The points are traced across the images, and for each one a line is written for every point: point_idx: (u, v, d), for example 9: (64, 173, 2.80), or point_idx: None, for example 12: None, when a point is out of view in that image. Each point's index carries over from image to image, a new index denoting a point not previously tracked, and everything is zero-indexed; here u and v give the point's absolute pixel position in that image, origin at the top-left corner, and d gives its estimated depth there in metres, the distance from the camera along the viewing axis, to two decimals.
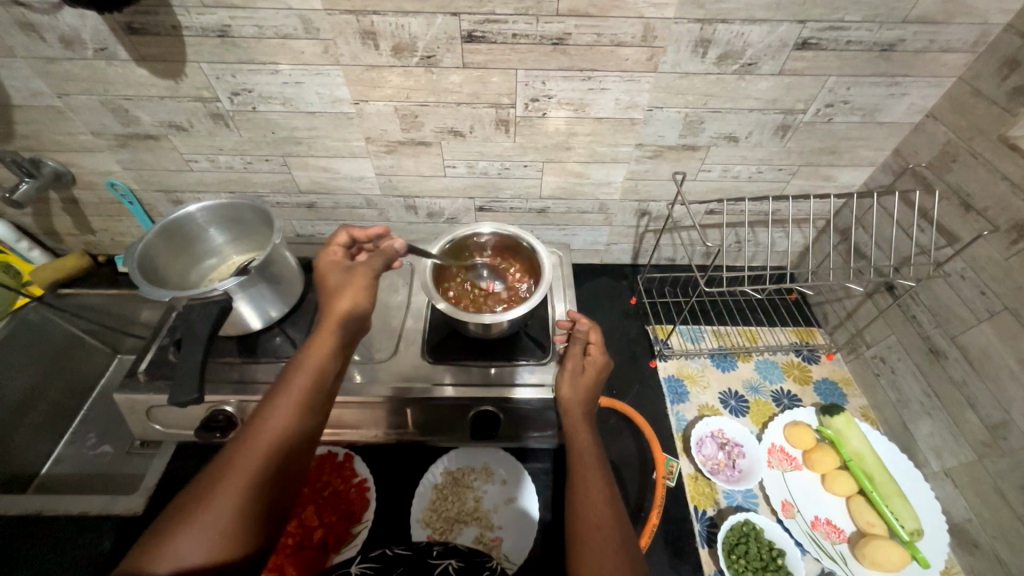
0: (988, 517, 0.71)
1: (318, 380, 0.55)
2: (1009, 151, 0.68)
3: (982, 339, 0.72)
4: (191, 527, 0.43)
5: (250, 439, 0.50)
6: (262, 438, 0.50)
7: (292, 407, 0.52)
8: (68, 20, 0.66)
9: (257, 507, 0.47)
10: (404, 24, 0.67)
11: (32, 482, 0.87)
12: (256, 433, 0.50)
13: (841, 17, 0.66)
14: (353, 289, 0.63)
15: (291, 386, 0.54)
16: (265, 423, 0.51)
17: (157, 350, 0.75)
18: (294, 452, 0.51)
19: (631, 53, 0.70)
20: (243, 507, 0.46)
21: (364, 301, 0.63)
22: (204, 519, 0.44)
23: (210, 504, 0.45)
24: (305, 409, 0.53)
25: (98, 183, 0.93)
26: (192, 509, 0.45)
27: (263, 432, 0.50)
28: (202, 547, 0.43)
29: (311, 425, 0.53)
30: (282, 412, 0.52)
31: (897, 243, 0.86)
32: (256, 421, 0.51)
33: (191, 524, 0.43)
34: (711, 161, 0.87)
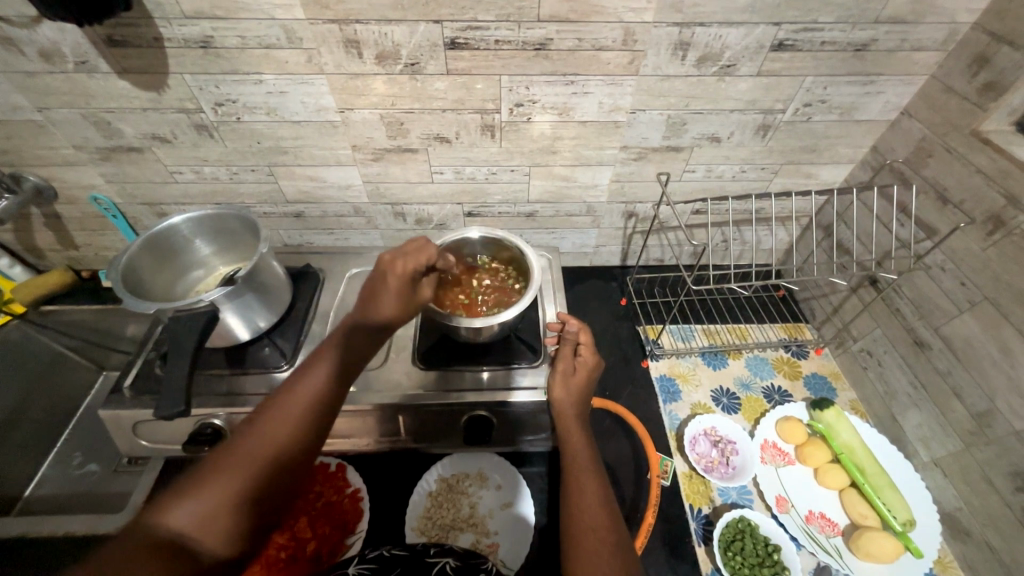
0: (978, 505, 0.72)
1: (348, 360, 0.52)
2: (981, 145, 0.69)
3: (964, 328, 0.73)
4: (210, 487, 0.40)
5: (276, 410, 0.47)
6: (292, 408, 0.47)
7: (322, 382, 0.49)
8: (47, 33, 0.66)
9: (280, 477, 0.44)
10: (386, 32, 0.67)
11: (16, 504, 0.85)
12: (284, 402, 0.47)
13: (815, 18, 0.68)
14: (406, 302, 0.58)
15: (322, 362, 0.51)
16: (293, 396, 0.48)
17: (142, 364, 0.73)
18: (321, 425, 0.48)
19: (612, 57, 0.71)
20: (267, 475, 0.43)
21: (413, 311, 0.59)
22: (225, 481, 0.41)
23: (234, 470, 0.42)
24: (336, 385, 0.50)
25: (80, 197, 0.92)
26: (213, 472, 0.42)
27: (292, 402, 0.47)
28: (222, 513, 0.40)
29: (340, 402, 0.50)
30: (310, 386, 0.49)
31: (878, 237, 0.88)
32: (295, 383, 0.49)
33: (212, 484, 0.41)
34: (695, 161, 0.89)
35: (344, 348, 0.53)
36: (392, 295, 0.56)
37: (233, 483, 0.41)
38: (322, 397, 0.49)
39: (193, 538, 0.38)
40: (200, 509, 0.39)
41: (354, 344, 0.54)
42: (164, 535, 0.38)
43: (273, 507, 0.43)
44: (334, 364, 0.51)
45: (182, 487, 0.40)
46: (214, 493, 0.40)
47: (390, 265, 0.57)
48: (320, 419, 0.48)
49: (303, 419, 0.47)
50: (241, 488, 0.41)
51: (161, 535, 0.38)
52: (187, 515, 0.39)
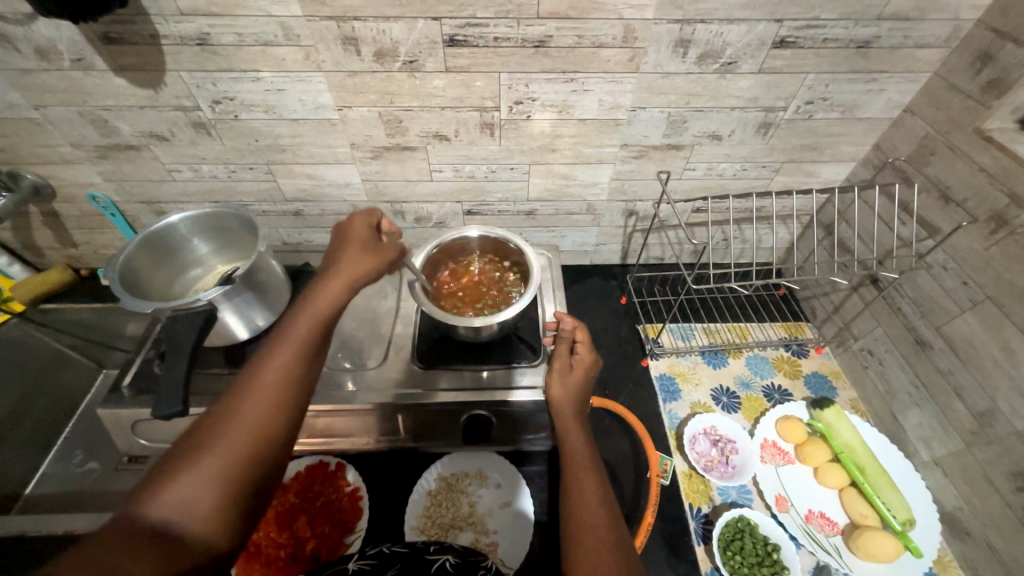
0: (978, 504, 0.72)
1: (319, 330, 0.51)
2: (984, 143, 0.69)
3: (966, 327, 0.73)
4: (192, 470, 0.39)
5: (250, 387, 0.45)
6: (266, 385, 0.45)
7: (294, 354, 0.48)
8: (43, 31, 0.65)
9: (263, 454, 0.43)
10: (385, 29, 0.66)
11: (16, 502, 0.85)
12: (256, 378, 0.46)
13: (817, 15, 0.67)
14: (366, 253, 0.60)
15: (292, 333, 0.50)
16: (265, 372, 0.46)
17: (141, 363, 0.73)
18: (298, 398, 0.47)
19: (612, 54, 0.70)
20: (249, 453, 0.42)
21: (377, 262, 0.60)
22: (207, 463, 0.40)
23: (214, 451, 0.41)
24: (310, 357, 0.49)
25: (78, 196, 0.92)
26: (192, 455, 0.40)
27: (265, 378, 0.46)
28: (207, 496, 0.38)
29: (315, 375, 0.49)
30: (283, 360, 0.47)
31: (880, 236, 0.87)
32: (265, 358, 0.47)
33: (192, 467, 0.39)
34: (696, 159, 0.88)
35: (316, 318, 0.52)
36: (350, 248, 0.60)
37: (216, 464, 0.40)
38: (297, 370, 0.47)
39: (181, 523, 0.37)
40: (184, 493, 0.38)
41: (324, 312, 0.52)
42: (149, 524, 0.36)
43: (258, 485, 0.42)
44: (305, 335, 0.50)
45: (162, 474, 0.39)
46: (195, 477, 0.39)
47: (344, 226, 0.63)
48: (297, 392, 0.47)
49: (280, 394, 0.45)
50: (225, 469, 0.40)
51: (146, 523, 0.36)
52: (172, 500, 0.37)
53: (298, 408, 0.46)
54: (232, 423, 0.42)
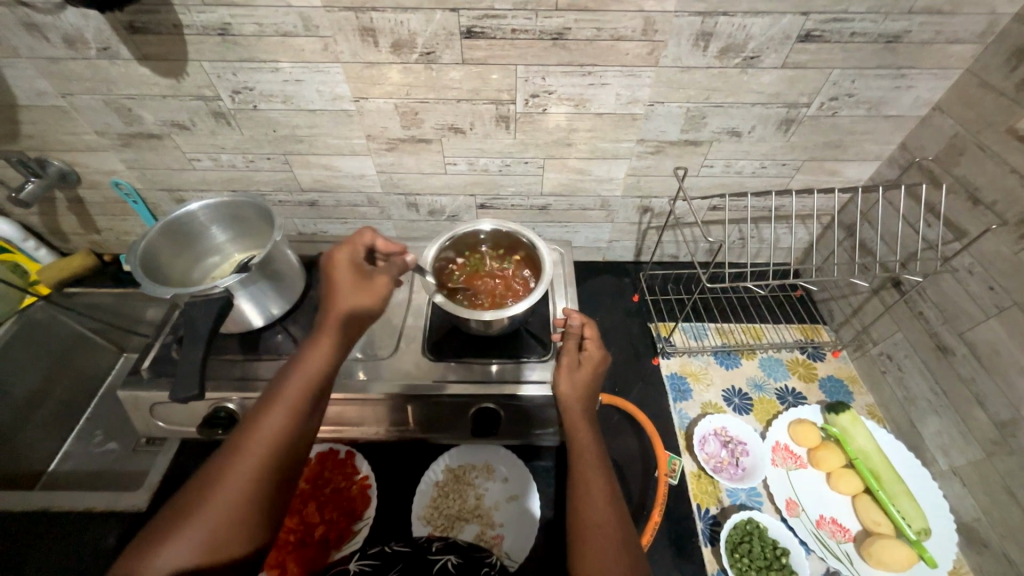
0: (997, 516, 0.70)
1: (311, 384, 0.55)
2: (1017, 143, 0.66)
3: (991, 334, 0.71)
4: (181, 534, 0.44)
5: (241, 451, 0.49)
6: (253, 449, 0.49)
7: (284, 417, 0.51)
8: (70, 19, 0.67)
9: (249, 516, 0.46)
10: (402, 20, 0.66)
11: (40, 479, 0.88)
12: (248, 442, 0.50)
13: (844, 9, 0.65)
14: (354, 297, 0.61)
15: (282, 396, 0.53)
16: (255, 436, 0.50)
17: (160, 348, 0.75)
18: (286, 459, 0.50)
19: (631, 47, 0.69)
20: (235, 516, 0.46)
21: (364, 303, 0.61)
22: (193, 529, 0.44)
23: (203, 516, 0.45)
24: (299, 418, 0.52)
25: (102, 182, 0.94)
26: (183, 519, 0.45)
27: (254, 442, 0.50)
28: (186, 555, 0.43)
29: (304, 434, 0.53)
30: (272, 424, 0.51)
31: (903, 238, 0.85)
32: (258, 416, 0.51)
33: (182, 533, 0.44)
34: (714, 156, 0.87)
35: (307, 378, 0.55)
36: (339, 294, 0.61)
37: (199, 523, 0.44)
38: (282, 427, 0.51)
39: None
40: (173, 557, 0.42)
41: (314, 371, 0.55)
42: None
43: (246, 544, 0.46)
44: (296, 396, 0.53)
45: (157, 538, 0.44)
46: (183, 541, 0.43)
47: (331, 262, 0.62)
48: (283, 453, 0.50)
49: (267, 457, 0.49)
50: (212, 532, 0.44)
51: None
52: (162, 564, 0.42)
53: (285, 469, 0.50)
54: (219, 489, 0.46)
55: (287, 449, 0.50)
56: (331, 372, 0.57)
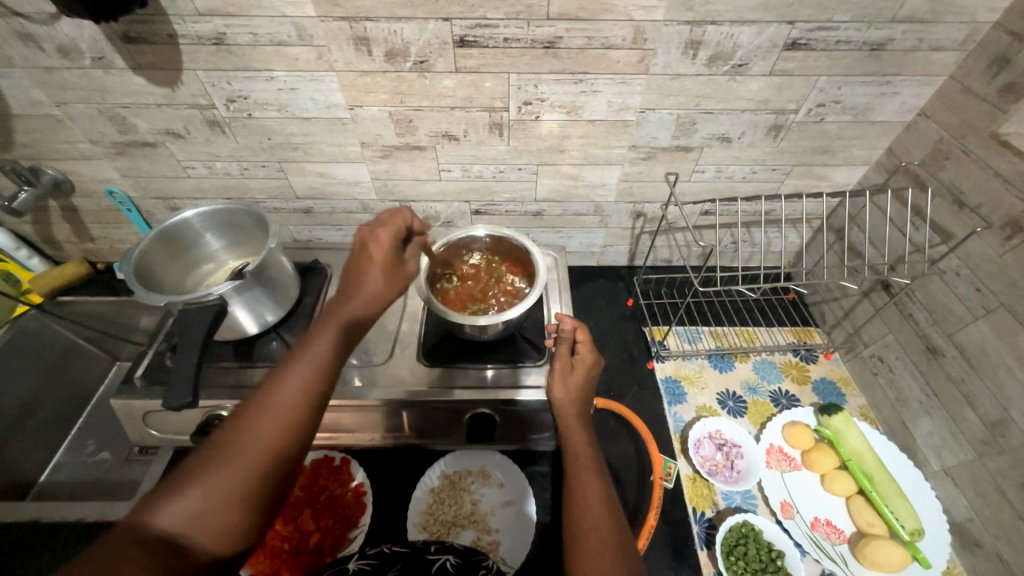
0: (989, 516, 0.71)
1: (340, 346, 0.52)
2: (1000, 148, 0.68)
3: (979, 335, 0.71)
4: (200, 489, 0.41)
5: (260, 406, 0.46)
6: (276, 407, 0.46)
7: (309, 378, 0.49)
8: (66, 30, 0.67)
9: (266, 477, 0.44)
10: (396, 30, 0.67)
11: (31, 489, 0.87)
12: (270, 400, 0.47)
13: (829, 17, 0.67)
14: (385, 266, 0.59)
15: (304, 355, 0.50)
16: (277, 393, 0.47)
17: (154, 356, 0.75)
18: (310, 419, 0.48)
19: (621, 55, 0.70)
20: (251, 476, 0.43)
21: (397, 278, 0.59)
22: (213, 483, 0.41)
23: (223, 469, 0.42)
24: (321, 380, 0.49)
25: (96, 191, 0.94)
26: (200, 470, 0.42)
27: (281, 396, 0.47)
28: (207, 512, 0.40)
29: (327, 398, 0.49)
30: (296, 380, 0.48)
31: (891, 241, 0.86)
32: (284, 372, 0.48)
33: (202, 485, 0.41)
34: (705, 162, 0.88)
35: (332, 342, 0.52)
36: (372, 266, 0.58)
37: (219, 480, 0.41)
38: (309, 388, 0.48)
39: (186, 536, 0.39)
40: (194, 508, 0.40)
41: (339, 336, 0.52)
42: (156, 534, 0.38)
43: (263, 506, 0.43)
44: (321, 358, 0.50)
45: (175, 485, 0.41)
46: (203, 494, 0.40)
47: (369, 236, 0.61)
48: (308, 415, 0.47)
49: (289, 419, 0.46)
50: (230, 486, 0.42)
51: (152, 534, 0.38)
52: (181, 514, 0.39)
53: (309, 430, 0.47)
54: (242, 442, 0.44)
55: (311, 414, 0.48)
56: (354, 336, 0.54)
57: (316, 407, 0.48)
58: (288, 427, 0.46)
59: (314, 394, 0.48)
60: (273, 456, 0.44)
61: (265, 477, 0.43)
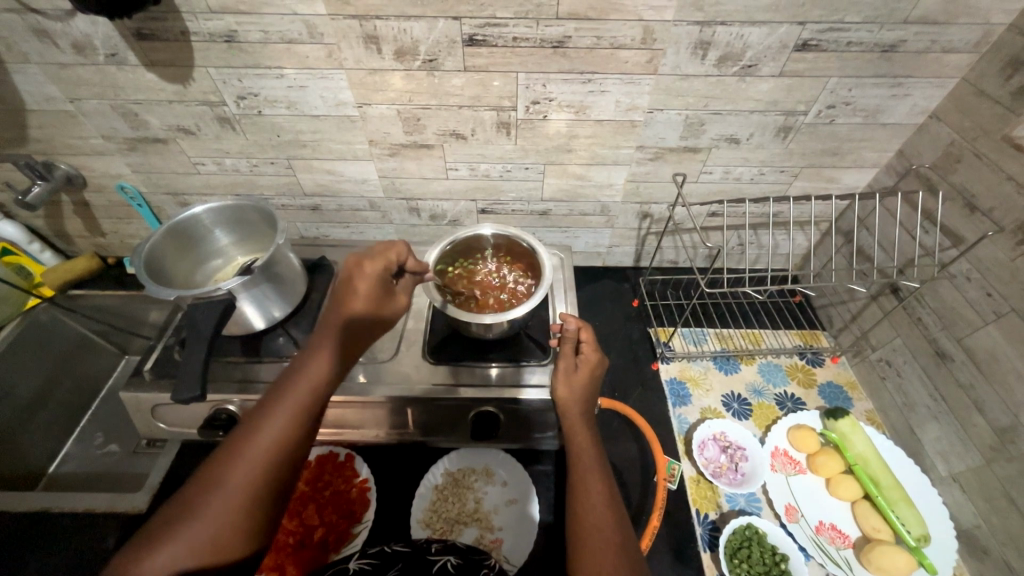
0: (997, 523, 0.70)
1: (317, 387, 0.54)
2: (1013, 151, 0.67)
3: (989, 340, 0.71)
4: (178, 539, 0.43)
5: (239, 452, 0.48)
6: (254, 453, 0.48)
7: (285, 417, 0.51)
8: (80, 26, 0.68)
9: (245, 523, 0.46)
10: (406, 29, 0.68)
11: (41, 480, 0.88)
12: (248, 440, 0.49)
13: (841, 18, 0.66)
14: (362, 305, 0.61)
15: (283, 399, 0.52)
16: (254, 438, 0.49)
17: (162, 350, 0.76)
18: (288, 462, 0.50)
19: (630, 55, 0.70)
20: (229, 523, 0.45)
21: (372, 316, 0.61)
22: (190, 532, 0.43)
23: (203, 517, 0.44)
24: (298, 422, 0.51)
25: (108, 186, 0.95)
26: (182, 519, 0.44)
27: (259, 440, 0.49)
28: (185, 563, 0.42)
29: (305, 438, 0.52)
30: (274, 424, 0.50)
31: (901, 244, 0.85)
32: (262, 416, 0.51)
33: (180, 531, 0.43)
34: (713, 162, 0.87)
35: (308, 377, 0.54)
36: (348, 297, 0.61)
37: (199, 530, 0.44)
38: (287, 431, 0.50)
39: None
40: (175, 554, 0.42)
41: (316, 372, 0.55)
42: None
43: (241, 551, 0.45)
44: (298, 400, 0.52)
45: (157, 534, 0.43)
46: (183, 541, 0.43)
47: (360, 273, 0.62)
48: (283, 456, 0.49)
49: (267, 461, 0.48)
50: (209, 535, 0.44)
51: None
52: (159, 562, 0.41)
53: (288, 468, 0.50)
54: (221, 487, 0.46)
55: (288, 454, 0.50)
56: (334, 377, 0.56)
57: (294, 446, 0.50)
58: (266, 471, 0.48)
59: (290, 433, 0.50)
60: (251, 502, 0.46)
61: (242, 524, 0.45)
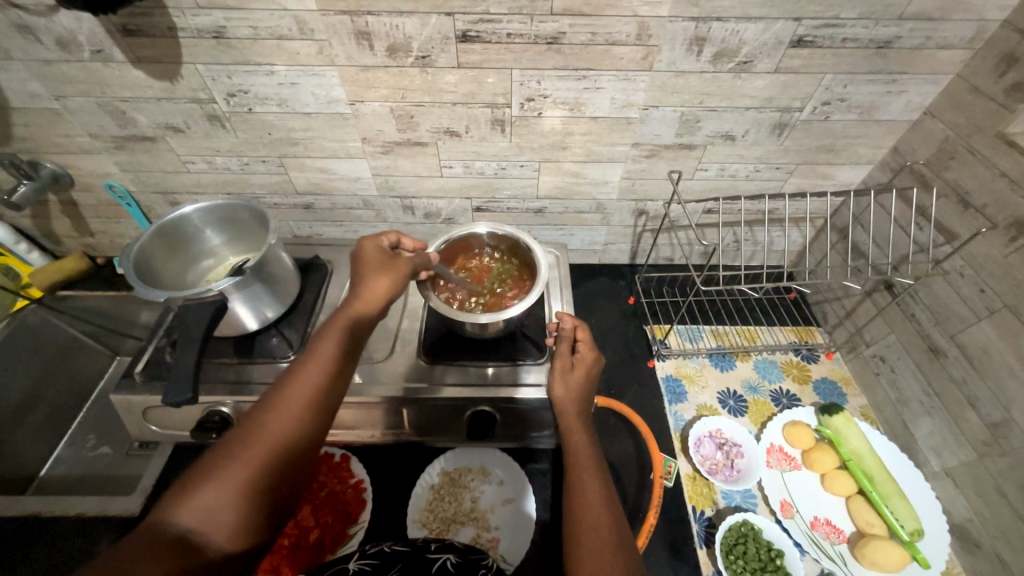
0: (989, 517, 0.71)
1: (345, 350, 0.55)
2: (1006, 148, 0.67)
3: (982, 336, 0.71)
4: (215, 487, 0.41)
5: (273, 407, 0.48)
6: (289, 408, 0.48)
7: (316, 376, 0.51)
8: (64, 22, 0.66)
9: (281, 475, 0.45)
10: (398, 25, 0.67)
11: (31, 483, 0.87)
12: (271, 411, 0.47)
13: (836, 14, 0.66)
14: (380, 275, 0.62)
15: (313, 359, 0.52)
16: (287, 395, 0.49)
17: (154, 351, 0.75)
18: (320, 420, 0.49)
19: (625, 52, 0.70)
20: (266, 474, 0.44)
21: (393, 287, 0.62)
22: (226, 480, 0.42)
23: (240, 466, 0.43)
24: (328, 381, 0.51)
25: (96, 185, 0.94)
26: (217, 468, 0.43)
27: (292, 397, 0.49)
28: (225, 511, 0.40)
29: (335, 399, 0.52)
30: (306, 381, 0.50)
31: (895, 241, 0.86)
32: (294, 375, 0.51)
33: (217, 480, 0.42)
34: (709, 160, 0.87)
35: (336, 340, 0.55)
36: (365, 270, 0.63)
37: (236, 480, 0.42)
38: (318, 389, 0.50)
39: (204, 531, 0.39)
40: (213, 501, 0.40)
41: (342, 336, 0.55)
42: (174, 530, 0.39)
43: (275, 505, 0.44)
44: (328, 361, 0.52)
45: (192, 482, 0.41)
46: (221, 488, 0.41)
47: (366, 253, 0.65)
48: (315, 414, 0.49)
49: (301, 416, 0.48)
50: (247, 484, 0.42)
51: (171, 530, 0.39)
52: (197, 508, 0.40)
53: (312, 444, 0.48)
54: (258, 440, 0.45)
55: (314, 423, 0.48)
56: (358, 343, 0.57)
57: (325, 405, 0.50)
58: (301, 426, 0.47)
59: (321, 391, 0.50)
60: (286, 455, 0.46)
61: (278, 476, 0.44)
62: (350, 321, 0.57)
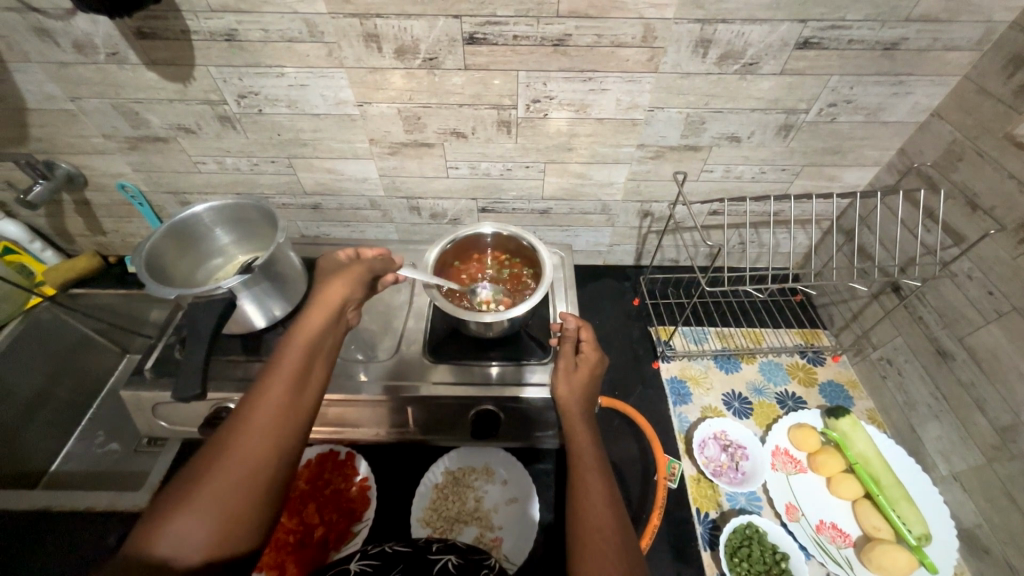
0: (998, 522, 0.70)
1: (313, 354, 0.54)
2: (1015, 149, 0.67)
3: (990, 339, 0.71)
4: (191, 507, 0.39)
5: (244, 419, 0.46)
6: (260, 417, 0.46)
7: (285, 382, 0.49)
8: (81, 25, 0.68)
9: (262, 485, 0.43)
10: (406, 27, 0.67)
11: (42, 478, 0.88)
12: (243, 421, 0.46)
13: (842, 16, 0.66)
14: (337, 278, 0.63)
15: (280, 367, 0.51)
16: (258, 404, 0.47)
17: (163, 348, 0.76)
18: (296, 425, 0.48)
19: (631, 54, 0.70)
20: (245, 487, 0.42)
21: (353, 288, 0.63)
22: (201, 500, 0.40)
23: (214, 482, 0.41)
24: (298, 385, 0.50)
25: (108, 185, 0.95)
26: (192, 487, 0.41)
27: (263, 405, 0.47)
28: (202, 531, 0.39)
29: (309, 402, 0.50)
30: (277, 387, 0.48)
31: (902, 243, 0.85)
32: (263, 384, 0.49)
33: (191, 500, 0.40)
34: (714, 161, 0.87)
35: (303, 346, 0.54)
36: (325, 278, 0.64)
37: (213, 497, 0.40)
38: (290, 394, 0.49)
39: (183, 553, 0.37)
40: (188, 522, 0.39)
41: (310, 340, 0.54)
42: (152, 556, 0.37)
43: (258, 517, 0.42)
44: (295, 366, 0.51)
45: (166, 506, 0.39)
46: (196, 509, 0.39)
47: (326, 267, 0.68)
48: (290, 419, 0.47)
49: (276, 423, 0.46)
50: (225, 500, 0.41)
51: (147, 557, 0.36)
52: (173, 532, 0.38)
53: (291, 446, 0.46)
54: (232, 453, 0.43)
55: (290, 429, 0.47)
56: (325, 346, 0.56)
57: (299, 408, 0.49)
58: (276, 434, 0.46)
59: (293, 396, 0.49)
60: (265, 464, 0.44)
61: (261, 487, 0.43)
62: (316, 325, 0.56)
